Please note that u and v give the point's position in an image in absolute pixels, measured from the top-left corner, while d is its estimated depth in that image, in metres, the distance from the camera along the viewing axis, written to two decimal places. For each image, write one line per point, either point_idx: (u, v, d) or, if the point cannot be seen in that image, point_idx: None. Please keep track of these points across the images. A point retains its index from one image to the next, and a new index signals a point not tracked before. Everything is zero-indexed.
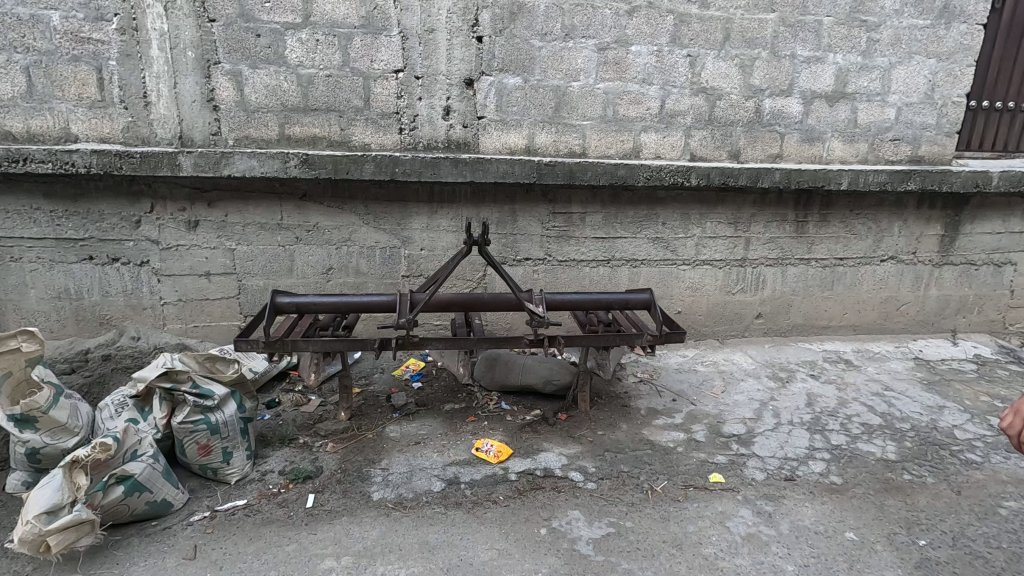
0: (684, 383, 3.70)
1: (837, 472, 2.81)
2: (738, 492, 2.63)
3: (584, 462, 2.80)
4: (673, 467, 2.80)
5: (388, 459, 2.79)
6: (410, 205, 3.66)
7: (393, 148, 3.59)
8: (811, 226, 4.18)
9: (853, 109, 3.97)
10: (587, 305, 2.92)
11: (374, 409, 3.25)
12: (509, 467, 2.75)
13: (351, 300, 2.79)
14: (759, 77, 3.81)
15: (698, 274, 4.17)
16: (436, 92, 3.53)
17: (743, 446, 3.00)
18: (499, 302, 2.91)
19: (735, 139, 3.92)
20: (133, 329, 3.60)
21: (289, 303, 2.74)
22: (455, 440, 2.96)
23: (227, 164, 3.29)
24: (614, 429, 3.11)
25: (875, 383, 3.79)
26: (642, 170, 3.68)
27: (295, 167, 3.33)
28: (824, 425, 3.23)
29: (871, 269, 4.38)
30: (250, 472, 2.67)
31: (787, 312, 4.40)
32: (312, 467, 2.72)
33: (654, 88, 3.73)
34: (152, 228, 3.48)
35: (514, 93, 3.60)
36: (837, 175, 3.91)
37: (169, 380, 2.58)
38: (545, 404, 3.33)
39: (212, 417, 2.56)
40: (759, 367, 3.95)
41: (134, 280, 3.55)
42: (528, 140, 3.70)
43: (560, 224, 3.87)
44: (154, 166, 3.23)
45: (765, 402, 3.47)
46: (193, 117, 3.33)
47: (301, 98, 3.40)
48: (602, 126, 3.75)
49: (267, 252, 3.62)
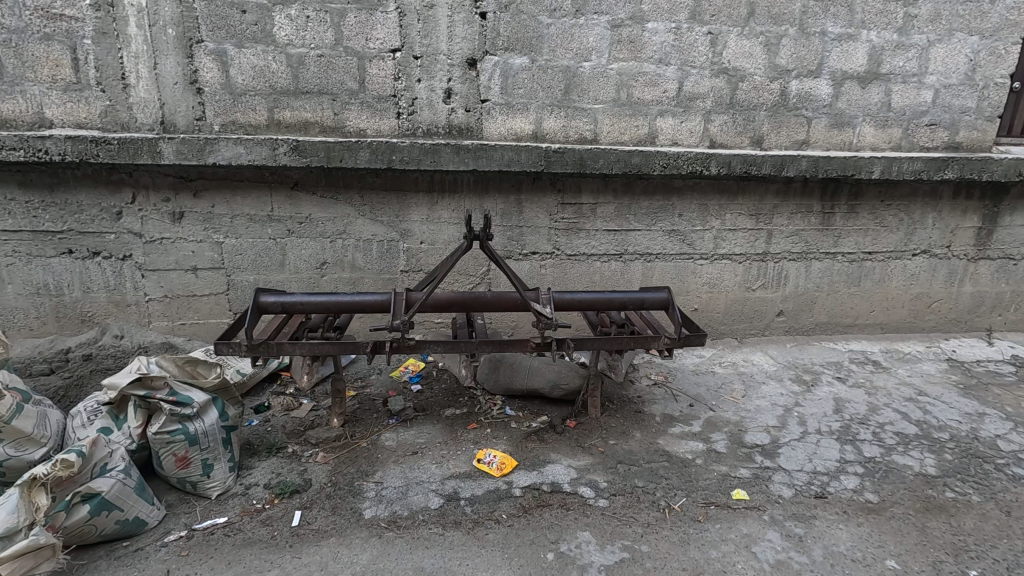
0: (701, 387, 3.46)
1: (873, 488, 2.57)
2: (764, 512, 2.40)
3: (594, 476, 2.58)
4: (692, 482, 2.57)
5: (382, 471, 2.58)
6: (409, 195, 3.43)
7: (390, 134, 3.34)
8: (838, 218, 3.91)
9: (886, 91, 3.68)
10: (599, 305, 2.67)
11: (369, 414, 3.04)
12: (513, 480, 2.53)
13: (341, 300, 2.55)
14: (785, 57, 3.52)
15: (716, 269, 3.91)
16: (436, 73, 3.28)
17: (767, 458, 2.76)
18: (502, 301, 2.67)
19: (759, 124, 3.63)
20: (117, 327, 3.40)
21: (274, 302, 2.50)
22: (455, 450, 2.74)
23: (211, 151, 3.05)
24: (627, 438, 2.89)
25: (907, 387, 3.53)
26: (658, 158, 3.42)
27: (284, 155, 3.10)
28: (855, 434, 2.98)
29: (902, 264, 4.11)
30: (233, 485, 2.47)
31: (810, 310, 4.14)
32: (300, 479, 2.52)
33: (672, 68, 3.46)
34: (134, 220, 3.26)
35: (521, 74, 3.34)
36: (868, 163, 3.63)
37: (143, 387, 2.36)
38: (552, 409, 3.11)
39: (191, 427, 2.36)
40: (781, 369, 3.70)
41: (116, 275, 3.34)
42: (535, 125, 3.44)
43: (569, 216, 3.62)
44: (134, 153, 3.01)
45: (790, 408, 3.23)
46: (175, 100, 3.10)
47: (291, 80, 3.16)
48: (615, 110, 3.48)
49: (258, 245, 3.41)
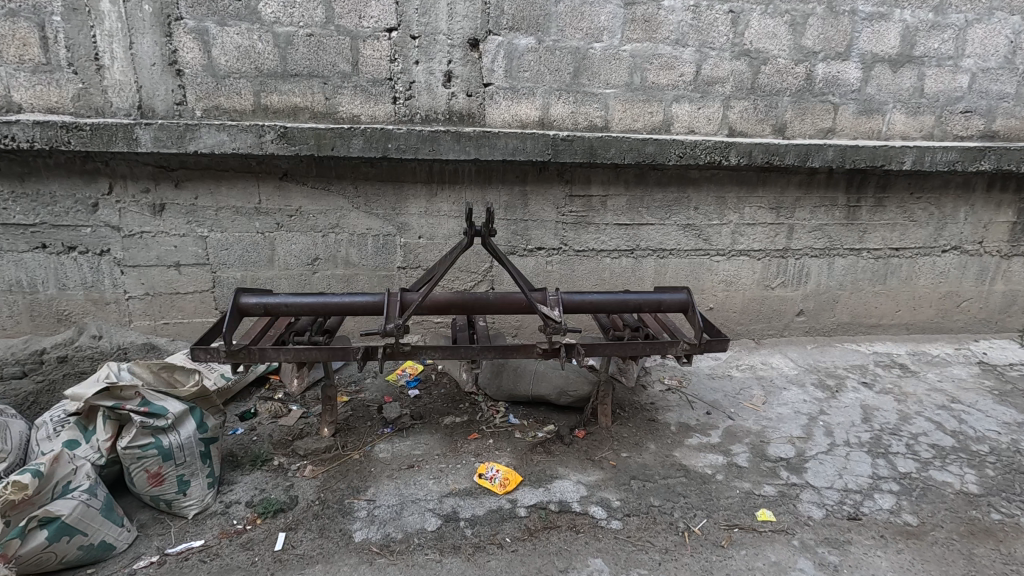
0: (718, 392, 3.24)
1: (911, 509, 2.35)
2: (793, 536, 2.18)
3: (606, 494, 2.36)
4: (713, 501, 2.36)
5: (375, 488, 2.36)
6: (406, 186, 3.20)
7: (386, 120, 3.10)
8: (865, 212, 3.66)
9: (919, 76, 3.42)
10: (612, 307, 2.44)
11: (363, 422, 2.84)
12: (517, 499, 2.32)
13: (329, 301, 2.32)
14: (812, 37, 3.27)
15: (734, 266, 3.68)
16: (435, 55, 3.03)
17: (794, 473, 2.54)
18: (506, 303, 2.44)
19: (782, 111, 3.38)
20: (95, 327, 3.19)
21: (256, 303, 2.28)
22: (454, 463, 2.53)
23: (192, 138, 2.82)
24: (640, 450, 2.67)
25: (938, 394, 3.30)
26: (674, 146, 3.18)
27: (271, 142, 2.87)
28: (887, 446, 2.76)
29: (930, 260, 3.87)
30: (212, 503, 2.26)
31: (832, 309, 3.91)
32: (285, 496, 2.31)
33: (689, 50, 3.20)
34: (111, 212, 3.04)
35: (526, 56, 3.09)
36: (899, 153, 3.38)
37: (111, 398, 2.14)
38: (559, 418, 2.90)
39: (165, 441, 2.15)
40: (803, 373, 3.48)
41: (93, 272, 3.13)
42: (542, 111, 3.20)
43: (578, 210, 3.38)
44: (109, 140, 2.78)
45: (815, 416, 3.01)
46: (154, 83, 2.87)
47: (279, 62, 2.93)
48: (628, 95, 3.24)
49: (245, 240, 3.18)
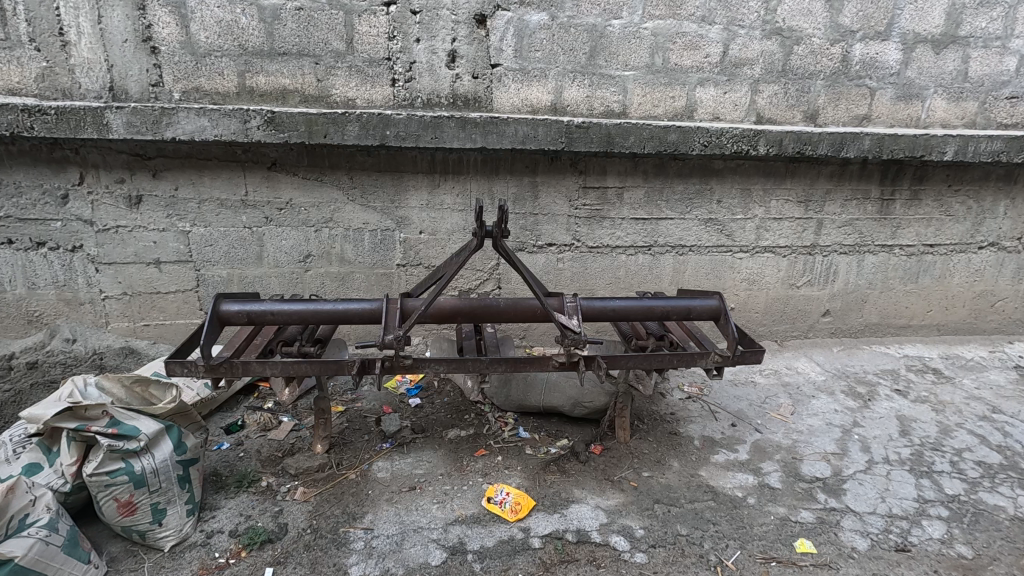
0: (742, 401, 3.02)
1: (963, 539, 2.12)
2: (838, 571, 1.95)
3: (629, 522, 2.13)
4: (745, 529, 2.13)
5: (373, 514, 2.14)
6: (406, 176, 2.94)
7: (384, 104, 2.83)
8: (898, 206, 3.41)
9: (964, 58, 3.14)
10: (636, 314, 2.20)
11: (360, 436, 2.61)
12: (531, 527, 2.08)
13: (321, 308, 2.06)
14: (849, 15, 2.99)
15: (758, 263, 3.43)
16: (438, 32, 2.75)
17: (831, 496, 2.31)
18: (518, 310, 2.19)
19: (815, 96, 3.11)
20: (69, 330, 2.95)
21: (239, 311, 2.03)
22: (460, 485, 2.30)
23: (169, 123, 2.55)
24: (663, 469, 2.44)
25: (978, 402, 3.07)
26: (699, 134, 2.91)
27: (257, 128, 2.60)
28: (930, 464, 2.54)
29: (965, 258, 3.63)
30: (191, 533, 2.03)
31: (860, 309, 3.68)
32: (273, 524, 2.08)
33: (716, 28, 2.92)
34: (84, 205, 2.77)
35: (538, 34, 2.81)
36: (940, 143, 3.11)
37: (75, 419, 1.93)
38: (572, 431, 2.67)
39: (136, 466, 1.92)
40: (831, 379, 3.26)
41: (65, 270, 2.87)
42: (555, 95, 2.92)
43: (592, 203, 3.12)
44: (77, 126, 2.52)
45: (848, 429, 2.78)
46: (126, 62, 2.59)
47: (265, 38, 2.65)
48: (648, 78, 2.96)
49: (231, 235, 2.93)
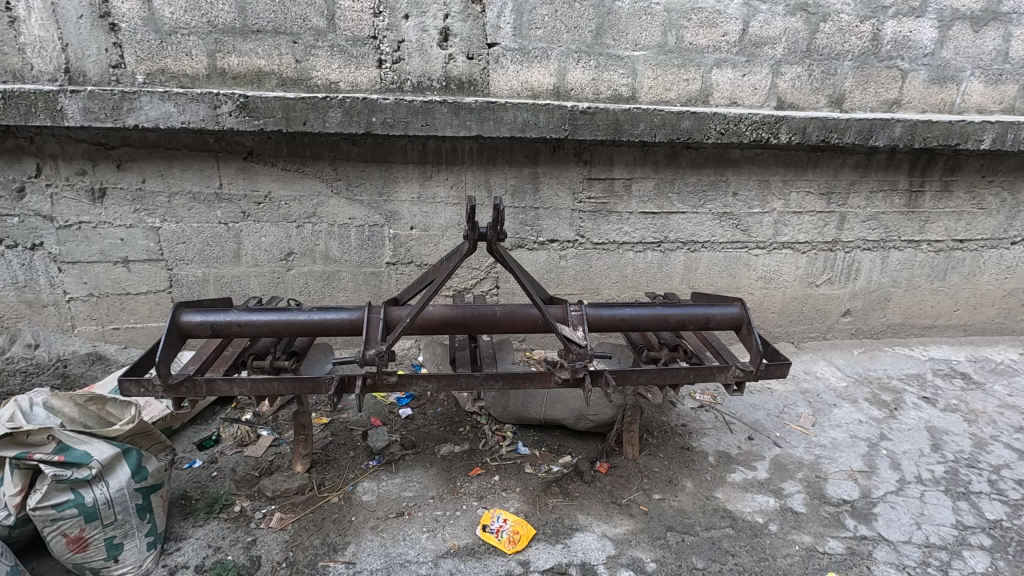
0: (759, 411, 2.80)
1: (1010, 573, 1.90)
2: None
3: (640, 554, 1.92)
4: (768, 562, 1.91)
5: (356, 546, 1.92)
6: (395, 167, 2.69)
7: (370, 88, 2.58)
8: (927, 198, 3.16)
9: (1005, 36, 2.87)
10: (648, 324, 1.97)
11: (345, 452, 2.41)
12: (530, 561, 1.87)
13: (294, 318, 1.83)
14: None
15: (775, 261, 3.20)
16: (428, 7, 2.49)
17: (861, 523, 2.10)
18: (517, 320, 1.95)
19: (841, 79, 2.85)
20: (31, 334, 2.73)
21: (201, 323, 1.80)
22: (453, 510, 2.09)
23: (130, 108, 2.30)
24: (675, 490, 2.23)
25: (1012, 411, 2.85)
26: (715, 121, 2.65)
27: (229, 114, 2.35)
28: (966, 484, 2.32)
29: (996, 254, 3.39)
30: (151, 569, 1.81)
31: (882, 308, 3.45)
32: (244, 558, 1.86)
33: (735, 3, 2.66)
34: (42, 199, 2.54)
35: (540, 10, 2.55)
36: (978, 129, 2.85)
37: (16, 446, 1.70)
38: (576, 447, 2.47)
39: (87, 497, 1.71)
40: (853, 385, 3.04)
41: (25, 269, 2.65)
42: (557, 77, 2.67)
43: (597, 195, 2.88)
44: (27, 112, 2.27)
45: (875, 443, 2.57)
46: (83, 41, 2.34)
47: (237, 14, 2.39)
48: (660, 59, 2.70)
49: (204, 232, 2.69)
